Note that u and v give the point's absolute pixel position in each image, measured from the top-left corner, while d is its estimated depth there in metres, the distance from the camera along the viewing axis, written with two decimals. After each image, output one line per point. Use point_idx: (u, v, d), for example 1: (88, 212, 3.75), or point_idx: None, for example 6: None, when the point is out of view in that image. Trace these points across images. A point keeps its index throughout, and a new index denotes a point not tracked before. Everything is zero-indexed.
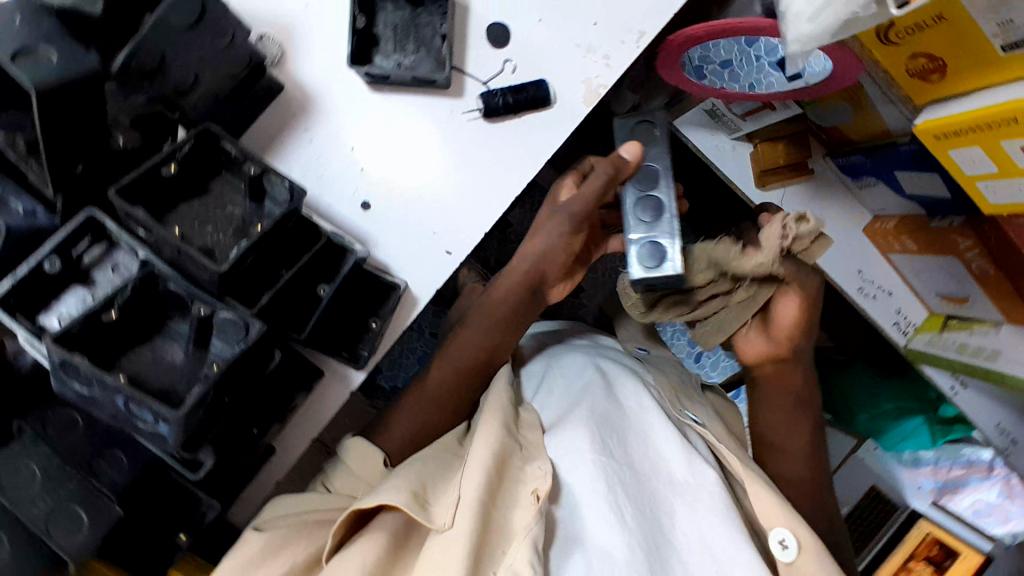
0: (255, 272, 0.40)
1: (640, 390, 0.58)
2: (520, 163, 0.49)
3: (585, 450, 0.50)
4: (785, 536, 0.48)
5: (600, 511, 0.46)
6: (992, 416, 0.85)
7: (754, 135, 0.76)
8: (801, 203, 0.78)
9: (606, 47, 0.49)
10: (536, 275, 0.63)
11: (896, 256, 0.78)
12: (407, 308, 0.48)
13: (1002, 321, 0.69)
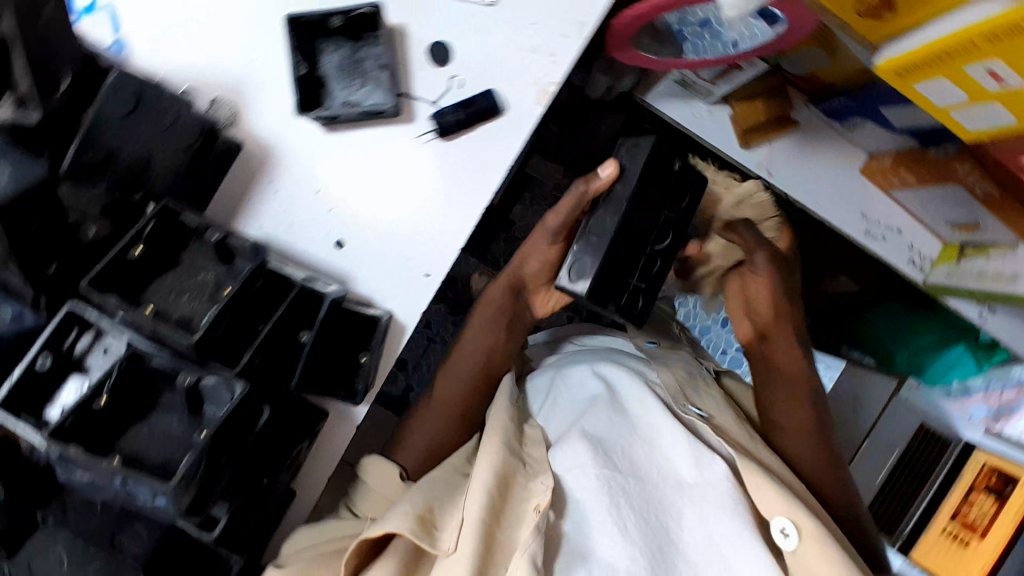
0: (231, 335, 0.43)
1: (641, 396, 0.69)
2: (481, 175, 0.49)
3: (592, 466, 0.60)
4: (786, 525, 0.57)
5: (609, 520, 0.57)
6: None
7: (729, 96, 0.73)
8: (791, 156, 0.75)
9: (549, 44, 0.48)
10: (516, 282, 0.77)
11: (899, 192, 0.75)
12: (395, 338, 0.49)
13: (1017, 241, 0.68)
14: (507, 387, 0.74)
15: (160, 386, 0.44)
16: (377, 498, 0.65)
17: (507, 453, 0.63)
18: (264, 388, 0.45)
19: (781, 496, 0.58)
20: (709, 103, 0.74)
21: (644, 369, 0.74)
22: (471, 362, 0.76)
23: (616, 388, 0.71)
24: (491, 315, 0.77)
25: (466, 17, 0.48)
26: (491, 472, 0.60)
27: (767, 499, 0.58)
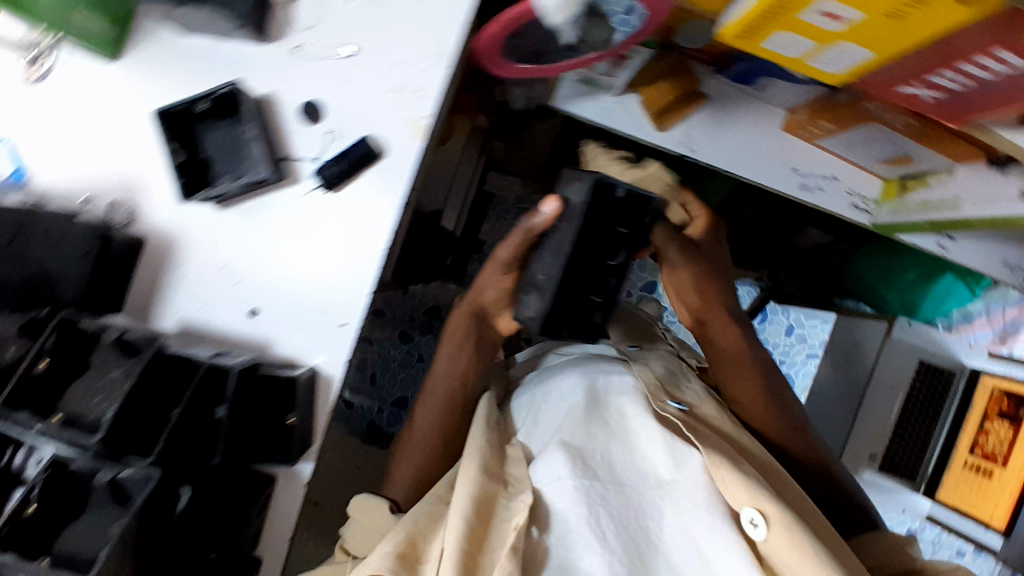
0: (141, 425, 0.45)
1: (614, 397, 0.69)
2: (375, 220, 0.50)
3: (567, 476, 0.61)
4: (754, 516, 0.59)
5: (588, 526, 0.58)
6: (993, 257, 0.80)
7: (633, 84, 0.73)
8: (710, 128, 0.75)
9: (414, 81, 0.50)
10: (477, 310, 0.77)
11: (824, 140, 0.74)
12: (323, 391, 0.52)
13: (954, 164, 0.67)
14: (483, 404, 0.72)
15: (88, 487, 0.47)
16: (363, 532, 0.70)
17: (488, 474, 0.64)
18: (183, 470, 0.48)
19: (749, 488, 0.59)
20: (616, 93, 0.74)
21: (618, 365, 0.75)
22: (445, 390, 0.76)
23: (588, 389, 0.70)
24: (456, 346, 0.77)
25: (328, 73, 0.50)
26: (467, 495, 0.61)
27: (736, 493, 0.60)
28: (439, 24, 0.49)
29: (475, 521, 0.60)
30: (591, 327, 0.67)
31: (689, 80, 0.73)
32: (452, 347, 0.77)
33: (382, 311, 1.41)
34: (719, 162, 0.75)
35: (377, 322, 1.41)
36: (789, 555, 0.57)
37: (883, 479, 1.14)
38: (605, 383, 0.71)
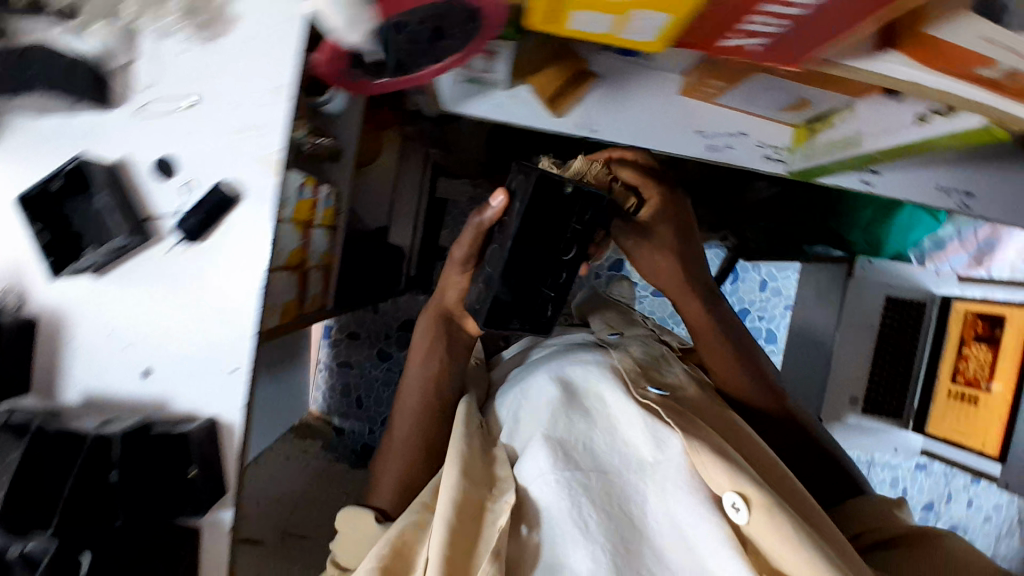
0: (34, 499, 0.48)
1: (595, 391, 0.71)
2: (243, 267, 0.51)
3: (551, 469, 0.63)
4: (736, 500, 0.60)
5: (572, 516, 0.60)
6: (924, 180, 0.77)
7: (518, 77, 0.72)
8: (607, 105, 0.74)
9: (256, 120, 0.51)
10: (442, 313, 0.80)
11: (722, 97, 0.71)
12: (226, 437, 0.53)
13: (852, 101, 0.62)
14: (462, 410, 0.76)
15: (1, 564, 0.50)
16: (354, 543, 0.70)
17: (475, 476, 0.66)
18: (86, 534, 0.50)
19: (729, 473, 0.61)
20: (508, 88, 0.73)
21: (597, 358, 0.78)
22: (421, 394, 0.80)
23: (569, 386, 0.73)
24: (423, 353, 0.81)
25: (173, 130, 0.51)
26: (448, 498, 0.62)
27: (716, 475, 0.61)
28: (267, 56, 0.50)
29: (456, 520, 0.61)
30: (542, 321, 0.67)
31: (574, 62, 0.70)
32: (421, 354, 0.81)
33: (357, 333, 1.45)
34: (623, 140, 0.76)
35: (355, 345, 1.45)
36: (768, 536, 0.58)
37: (869, 421, 1.15)
38: (587, 378, 0.73)
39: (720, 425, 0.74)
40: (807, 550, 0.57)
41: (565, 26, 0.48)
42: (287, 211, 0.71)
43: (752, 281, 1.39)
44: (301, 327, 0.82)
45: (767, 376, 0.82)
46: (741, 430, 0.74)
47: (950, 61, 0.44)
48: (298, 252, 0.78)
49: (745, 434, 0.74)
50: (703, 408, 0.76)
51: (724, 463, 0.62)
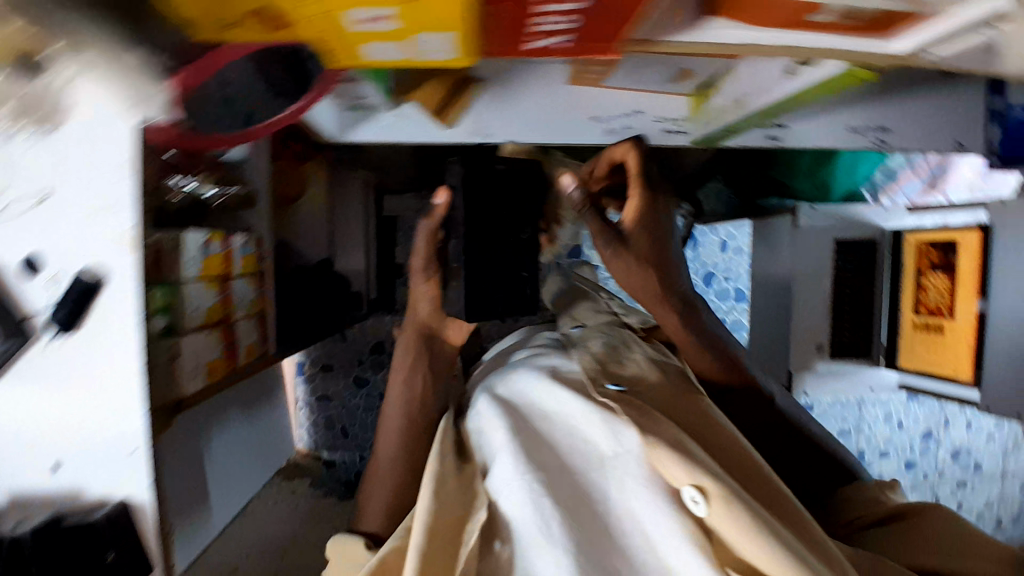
0: None
1: (551, 391, 0.67)
2: (121, 352, 0.53)
3: (514, 474, 0.58)
4: (694, 493, 0.55)
5: (533, 524, 0.54)
6: (833, 125, 0.74)
7: (398, 94, 0.69)
8: (496, 108, 0.72)
9: (100, 203, 0.51)
10: (422, 328, 0.79)
11: (608, 80, 0.69)
12: (140, 516, 0.56)
13: (732, 63, 0.61)
14: (444, 423, 0.72)
15: None
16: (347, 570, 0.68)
17: (449, 494, 0.62)
18: None
19: (689, 466, 0.55)
20: (392, 108, 0.71)
21: (560, 362, 0.74)
22: (408, 410, 0.76)
23: (529, 393, 0.69)
24: (407, 367, 0.77)
25: (26, 229, 0.51)
26: (426, 515, 0.59)
27: (673, 469, 0.56)
28: (97, 137, 0.50)
29: (430, 544, 0.58)
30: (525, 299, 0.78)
31: (451, 74, 0.67)
32: (401, 372, 0.77)
33: (330, 364, 1.45)
34: (517, 138, 0.74)
35: (331, 377, 1.45)
36: (734, 530, 0.53)
37: (843, 365, 1.10)
38: (544, 380, 0.69)
39: (690, 412, 0.67)
40: (772, 543, 0.52)
41: (357, 57, 0.47)
42: (189, 271, 0.72)
43: (712, 244, 1.46)
44: (240, 380, 0.82)
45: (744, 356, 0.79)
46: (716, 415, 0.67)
47: (775, 12, 0.41)
48: (217, 306, 0.78)
49: (717, 415, 0.67)
50: (674, 393, 0.70)
51: (681, 453, 0.56)
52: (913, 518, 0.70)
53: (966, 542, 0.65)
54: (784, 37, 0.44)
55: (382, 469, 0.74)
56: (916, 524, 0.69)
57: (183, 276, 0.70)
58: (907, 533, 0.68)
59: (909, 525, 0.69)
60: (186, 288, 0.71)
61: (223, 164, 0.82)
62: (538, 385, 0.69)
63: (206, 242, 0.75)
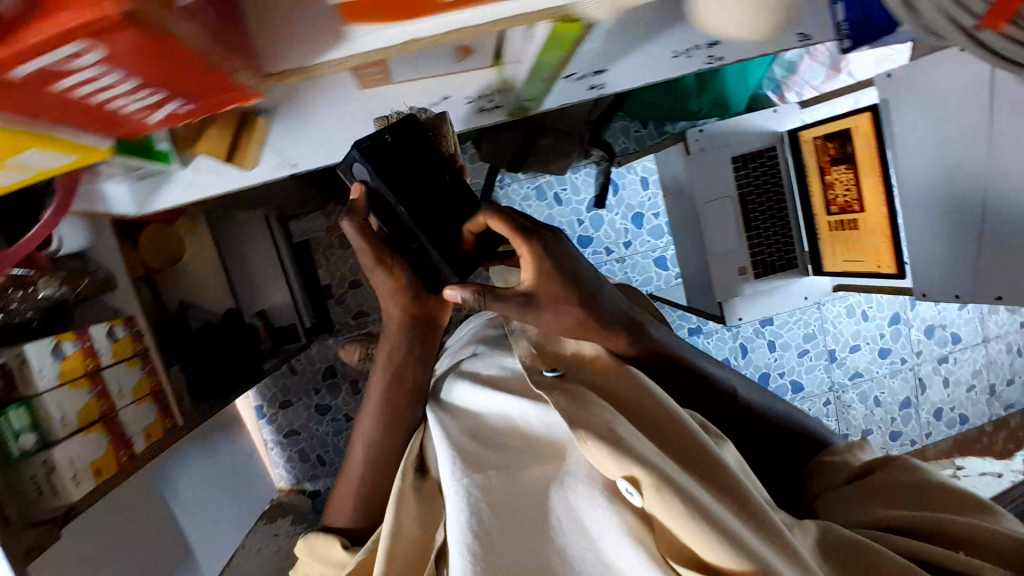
0: None
1: (488, 397, 0.61)
2: None
3: (455, 479, 0.50)
4: (625, 486, 0.47)
5: (465, 541, 0.46)
6: (656, 54, 0.66)
7: (183, 149, 0.64)
8: (295, 134, 0.66)
9: None
10: (424, 319, 0.63)
11: (398, 77, 0.63)
12: None
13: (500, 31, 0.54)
14: (414, 436, 0.62)
15: None
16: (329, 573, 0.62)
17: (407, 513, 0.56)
18: None
19: (614, 455, 0.47)
20: (184, 165, 0.66)
21: (494, 363, 0.68)
22: (400, 393, 0.64)
23: (467, 400, 0.63)
24: (389, 376, 0.63)
25: None
26: (388, 540, 0.54)
27: (600, 458, 0.48)
28: None
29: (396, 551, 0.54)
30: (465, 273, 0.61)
31: (228, 114, 0.61)
32: (387, 364, 0.63)
33: (289, 400, 1.44)
34: (326, 159, 0.69)
35: (291, 412, 1.44)
36: (669, 518, 0.45)
37: (764, 283, 1.10)
38: (484, 387, 0.63)
39: (625, 388, 0.59)
40: (710, 534, 0.44)
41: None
42: (46, 379, 0.71)
43: (632, 183, 1.42)
44: (141, 467, 0.82)
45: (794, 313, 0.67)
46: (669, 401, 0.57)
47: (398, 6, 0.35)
48: (93, 403, 0.77)
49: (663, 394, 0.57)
50: (620, 381, 0.60)
51: (612, 439, 0.48)
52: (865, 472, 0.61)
53: (926, 493, 0.57)
54: (430, 26, 0.36)
55: (353, 473, 0.64)
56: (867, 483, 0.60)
57: (39, 390, 0.70)
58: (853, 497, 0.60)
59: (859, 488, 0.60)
60: (44, 400, 0.70)
61: (61, 258, 0.81)
62: (476, 394, 0.63)
63: (55, 345, 0.73)
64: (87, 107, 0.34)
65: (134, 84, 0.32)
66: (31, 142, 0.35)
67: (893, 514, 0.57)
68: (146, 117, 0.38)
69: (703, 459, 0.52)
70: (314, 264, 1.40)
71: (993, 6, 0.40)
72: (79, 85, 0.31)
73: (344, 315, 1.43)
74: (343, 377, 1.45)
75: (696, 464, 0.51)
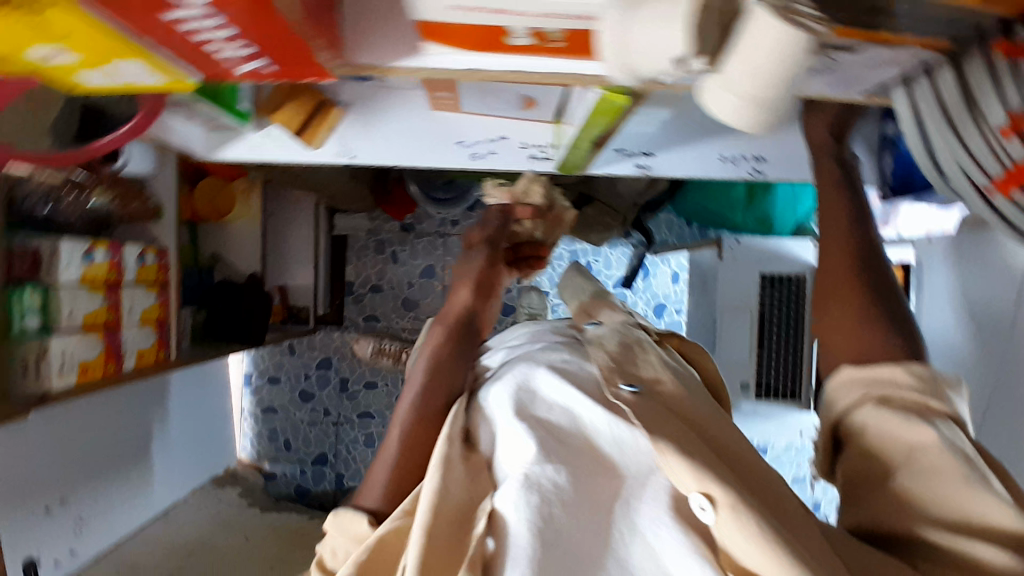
0: None
1: (562, 387, 0.46)
2: None
3: (537, 464, 0.39)
4: (702, 502, 0.38)
5: (531, 520, 0.37)
6: (705, 152, 0.71)
7: (262, 108, 0.70)
8: (363, 130, 0.73)
9: None
10: (467, 315, 0.60)
11: (467, 106, 0.68)
12: None
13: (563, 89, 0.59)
14: (456, 408, 0.49)
15: None
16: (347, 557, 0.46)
17: (448, 468, 0.43)
18: None
19: (687, 458, 0.39)
20: (258, 128, 0.73)
21: (568, 357, 0.51)
22: (437, 396, 0.53)
23: (509, 385, 0.47)
24: (420, 367, 0.55)
25: None
26: (431, 494, 0.41)
27: (673, 465, 0.39)
28: None
29: (437, 526, 0.40)
30: None
31: (310, 94, 0.67)
32: (432, 352, 0.56)
33: (277, 376, 1.48)
34: (382, 156, 0.76)
35: (276, 390, 1.48)
36: (745, 547, 0.36)
37: (763, 406, 1.07)
38: (553, 371, 0.48)
39: (697, 414, 0.46)
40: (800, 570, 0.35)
41: (73, 76, 0.45)
42: (68, 275, 0.75)
43: (663, 275, 1.46)
44: (117, 385, 0.84)
45: (871, 305, 0.51)
46: (744, 441, 0.46)
47: (474, 37, 0.39)
48: (103, 311, 0.80)
49: (734, 425, 0.48)
50: (699, 407, 0.47)
51: (693, 450, 0.40)
52: (903, 459, 0.43)
53: (954, 505, 0.40)
54: (503, 61, 0.42)
55: (385, 456, 0.50)
56: (903, 463, 0.43)
57: (58, 281, 0.74)
58: (866, 485, 0.45)
59: (877, 477, 0.45)
60: (62, 291, 0.74)
61: (123, 178, 0.88)
62: (542, 375, 0.47)
63: (87, 250, 0.78)
64: (178, 35, 0.39)
65: (235, 31, 0.38)
66: (134, 54, 0.40)
67: (923, 534, 0.40)
68: (237, 68, 0.44)
69: (774, 495, 0.41)
70: (344, 258, 1.47)
71: (1005, 171, 0.40)
72: (188, 18, 0.36)
73: (356, 314, 1.48)
74: (335, 372, 1.49)
75: (769, 497, 0.41)
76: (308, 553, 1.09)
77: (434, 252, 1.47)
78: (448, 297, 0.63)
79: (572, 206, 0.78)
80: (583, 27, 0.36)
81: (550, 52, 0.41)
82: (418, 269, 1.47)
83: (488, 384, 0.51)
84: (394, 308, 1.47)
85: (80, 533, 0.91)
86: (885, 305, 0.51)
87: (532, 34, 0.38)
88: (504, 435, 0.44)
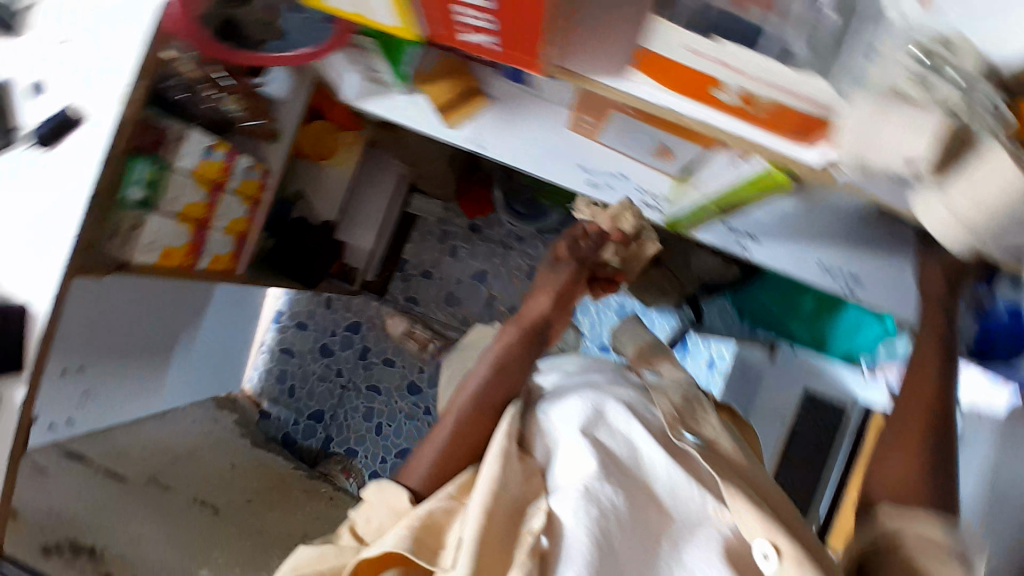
0: None
1: (629, 421, 0.48)
2: (65, 204, 0.66)
3: (595, 481, 0.43)
4: (766, 549, 0.41)
5: (588, 530, 0.40)
6: (803, 256, 0.73)
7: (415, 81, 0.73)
8: (498, 127, 0.76)
9: (101, 74, 0.67)
10: (537, 326, 0.62)
11: (603, 137, 0.72)
12: (32, 322, 0.66)
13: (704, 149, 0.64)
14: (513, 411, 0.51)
15: None
16: (384, 522, 0.47)
17: (507, 464, 0.44)
18: None
19: (756, 508, 0.42)
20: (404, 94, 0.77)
21: (635, 395, 0.53)
22: (498, 390, 0.54)
23: (568, 411, 0.49)
24: (490, 360, 0.57)
25: (85, 84, 0.67)
26: (489, 489, 0.42)
27: (743, 512, 0.43)
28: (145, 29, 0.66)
29: (495, 516, 0.41)
30: None
31: (467, 78, 0.73)
32: (500, 350, 0.58)
33: (306, 323, 1.51)
34: (507, 155, 0.79)
35: (301, 335, 1.51)
36: None
37: None
38: (624, 406, 0.49)
39: (755, 476, 0.49)
40: None
41: None
42: (185, 161, 0.78)
43: (699, 357, 1.45)
44: (189, 279, 0.88)
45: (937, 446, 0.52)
46: (801, 515, 0.47)
47: (687, 80, 0.45)
48: (201, 206, 0.83)
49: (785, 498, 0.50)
50: (755, 471, 0.50)
51: (762, 504, 0.43)
52: None
53: None
54: (698, 108, 0.48)
55: (435, 441, 0.52)
56: None
57: (177, 164, 0.77)
58: None
59: None
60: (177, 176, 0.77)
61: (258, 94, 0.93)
62: (613, 406, 0.49)
63: (209, 146, 0.81)
64: None
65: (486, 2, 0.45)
66: None
67: None
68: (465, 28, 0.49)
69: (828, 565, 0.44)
70: (405, 236, 1.50)
71: None
72: None
73: (400, 291, 1.51)
74: (360, 338, 1.51)
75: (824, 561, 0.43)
76: (287, 499, 1.08)
77: (492, 259, 1.49)
78: (525, 305, 0.65)
79: (656, 240, 0.74)
80: (787, 96, 0.43)
81: (743, 112, 0.47)
82: (472, 270, 1.49)
83: (550, 400, 0.53)
84: (436, 298, 1.50)
85: (82, 406, 1.01)
86: (947, 449, 0.52)
87: (738, 93, 0.45)
88: (564, 449, 0.46)
